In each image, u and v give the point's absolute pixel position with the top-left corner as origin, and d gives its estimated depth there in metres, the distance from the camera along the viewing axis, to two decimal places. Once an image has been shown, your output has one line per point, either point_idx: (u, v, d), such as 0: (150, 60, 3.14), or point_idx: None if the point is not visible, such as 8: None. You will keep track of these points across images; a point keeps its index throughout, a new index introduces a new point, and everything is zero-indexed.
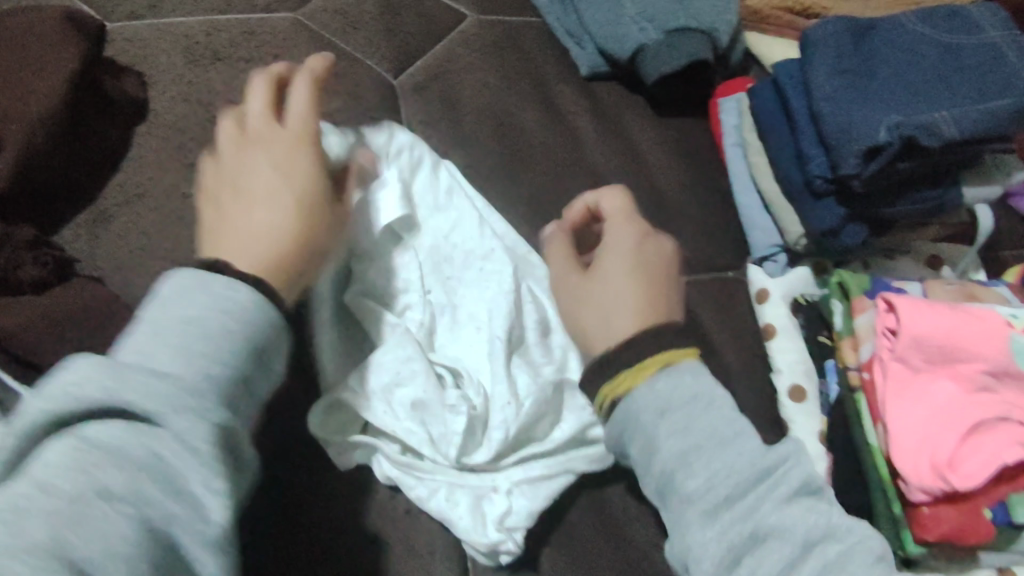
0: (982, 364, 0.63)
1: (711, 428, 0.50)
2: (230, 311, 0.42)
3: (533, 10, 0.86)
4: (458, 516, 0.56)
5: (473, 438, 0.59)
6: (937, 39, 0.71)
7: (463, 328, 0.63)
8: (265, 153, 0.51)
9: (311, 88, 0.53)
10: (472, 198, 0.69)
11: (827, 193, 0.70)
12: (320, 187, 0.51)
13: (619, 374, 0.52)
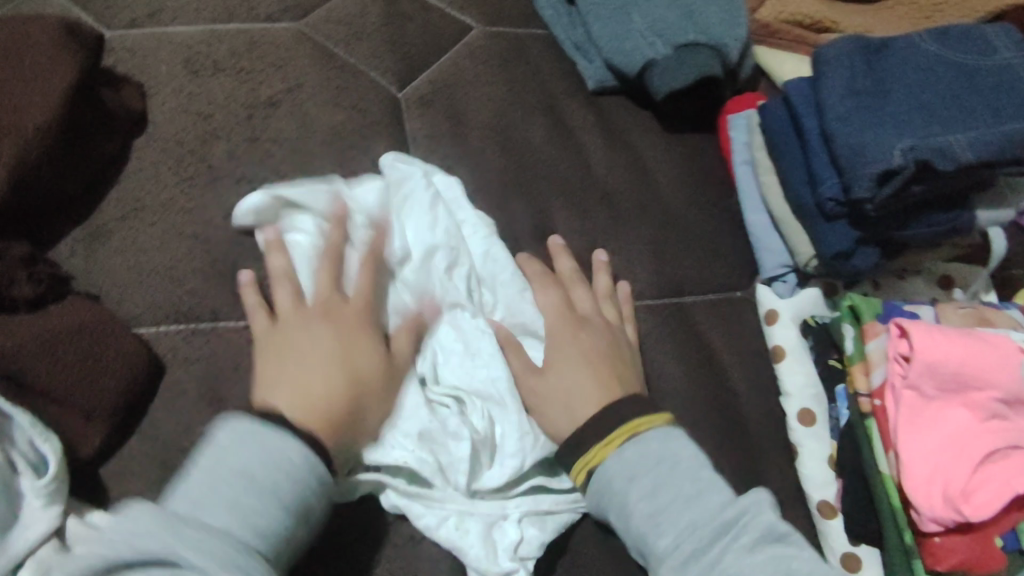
0: (995, 391, 0.62)
1: (676, 491, 0.56)
2: (281, 466, 0.51)
3: (539, 22, 0.87)
4: (469, 545, 0.55)
5: (481, 464, 0.59)
6: (951, 59, 0.70)
7: (467, 351, 0.63)
8: (327, 323, 0.60)
9: (370, 266, 0.63)
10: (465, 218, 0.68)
11: (839, 216, 0.70)
12: (374, 368, 0.59)
13: (592, 448, 0.58)
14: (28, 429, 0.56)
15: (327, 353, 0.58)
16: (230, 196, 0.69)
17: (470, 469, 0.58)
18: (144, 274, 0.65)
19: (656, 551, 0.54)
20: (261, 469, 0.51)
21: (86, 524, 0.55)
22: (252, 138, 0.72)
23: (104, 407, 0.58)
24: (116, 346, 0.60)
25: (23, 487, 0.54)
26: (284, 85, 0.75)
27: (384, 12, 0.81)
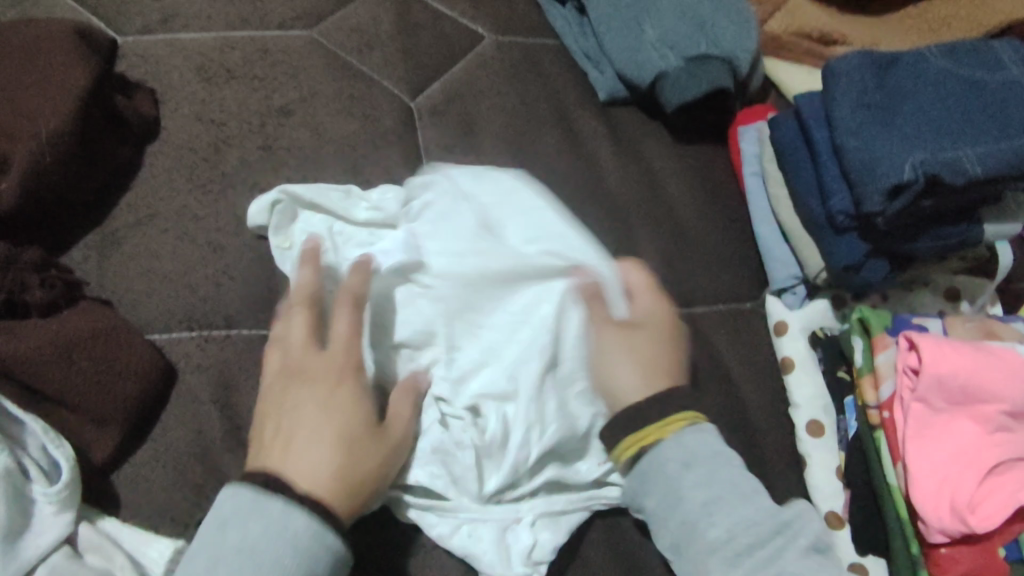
0: (1002, 404, 0.62)
1: (731, 483, 0.57)
2: (284, 542, 0.49)
3: (550, 32, 0.87)
4: (483, 551, 0.57)
5: (489, 466, 0.59)
6: (960, 74, 0.71)
7: (483, 346, 0.62)
8: (308, 384, 0.56)
9: (352, 315, 0.59)
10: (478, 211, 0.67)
11: (849, 229, 0.70)
12: (366, 424, 0.55)
13: (642, 430, 0.58)
14: (39, 435, 0.55)
15: (316, 416, 0.55)
16: (243, 203, 0.69)
17: (480, 477, 0.58)
18: (156, 280, 0.65)
19: (703, 542, 0.55)
20: (262, 544, 0.48)
21: (97, 529, 0.55)
22: (265, 146, 0.72)
23: (118, 413, 0.58)
24: (129, 352, 0.60)
25: (35, 493, 0.54)
26: (297, 93, 0.75)
27: (396, 20, 0.82)
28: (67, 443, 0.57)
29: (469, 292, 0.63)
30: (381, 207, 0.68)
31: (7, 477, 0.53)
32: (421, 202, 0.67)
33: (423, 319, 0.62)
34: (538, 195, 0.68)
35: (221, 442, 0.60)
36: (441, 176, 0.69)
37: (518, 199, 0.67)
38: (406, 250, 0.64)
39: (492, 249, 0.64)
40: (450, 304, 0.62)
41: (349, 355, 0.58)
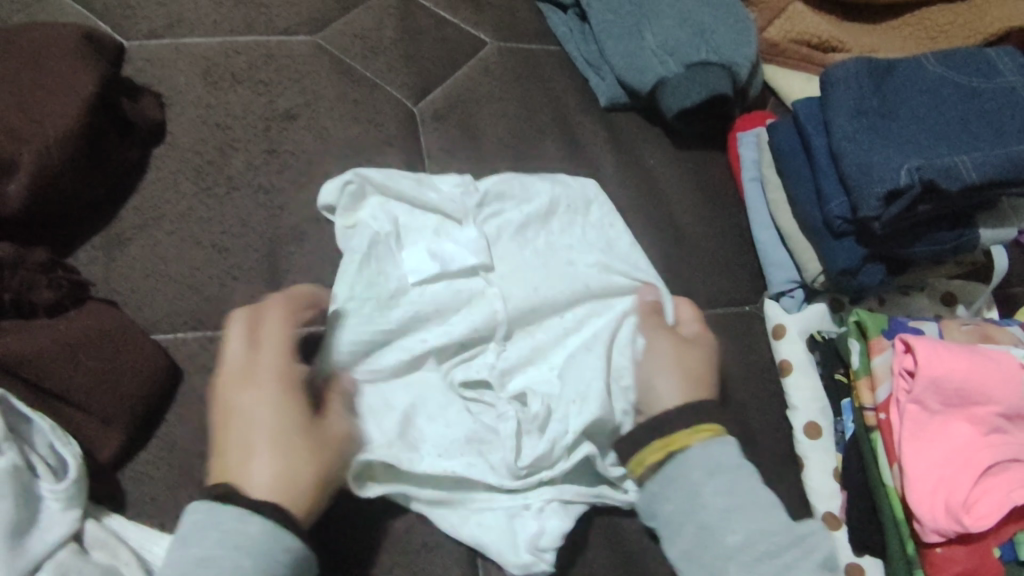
0: (997, 407, 0.63)
1: (751, 495, 0.58)
2: (240, 544, 0.49)
3: (552, 39, 0.88)
4: (492, 538, 0.58)
5: (527, 444, 0.60)
6: (956, 82, 0.72)
7: (532, 346, 0.65)
8: (239, 402, 0.55)
9: (283, 322, 0.58)
10: (538, 229, 0.71)
11: (846, 233, 0.71)
12: (313, 427, 0.55)
13: (673, 435, 0.60)
14: (48, 433, 0.56)
15: (265, 429, 0.53)
16: (248, 206, 0.70)
17: (517, 451, 0.60)
18: (161, 281, 0.66)
19: (721, 547, 0.56)
20: (220, 549, 0.49)
21: (103, 525, 0.56)
22: (270, 150, 0.73)
23: (125, 412, 0.59)
24: (136, 352, 0.61)
25: (42, 490, 0.54)
26: (301, 97, 0.76)
27: (399, 26, 0.83)
28: (74, 441, 0.57)
29: (529, 296, 0.66)
30: (448, 199, 0.69)
31: (16, 475, 0.53)
32: (492, 208, 0.70)
33: (483, 312, 0.65)
34: (605, 214, 0.74)
35: None
36: (513, 177, 0.72)
37: (584, 218, 0.73)
38: (476, 249, 0.67)
39: (560, 265, 0.69)
40: (511, 302, 0.66)
41: (273, 368, 0.55)
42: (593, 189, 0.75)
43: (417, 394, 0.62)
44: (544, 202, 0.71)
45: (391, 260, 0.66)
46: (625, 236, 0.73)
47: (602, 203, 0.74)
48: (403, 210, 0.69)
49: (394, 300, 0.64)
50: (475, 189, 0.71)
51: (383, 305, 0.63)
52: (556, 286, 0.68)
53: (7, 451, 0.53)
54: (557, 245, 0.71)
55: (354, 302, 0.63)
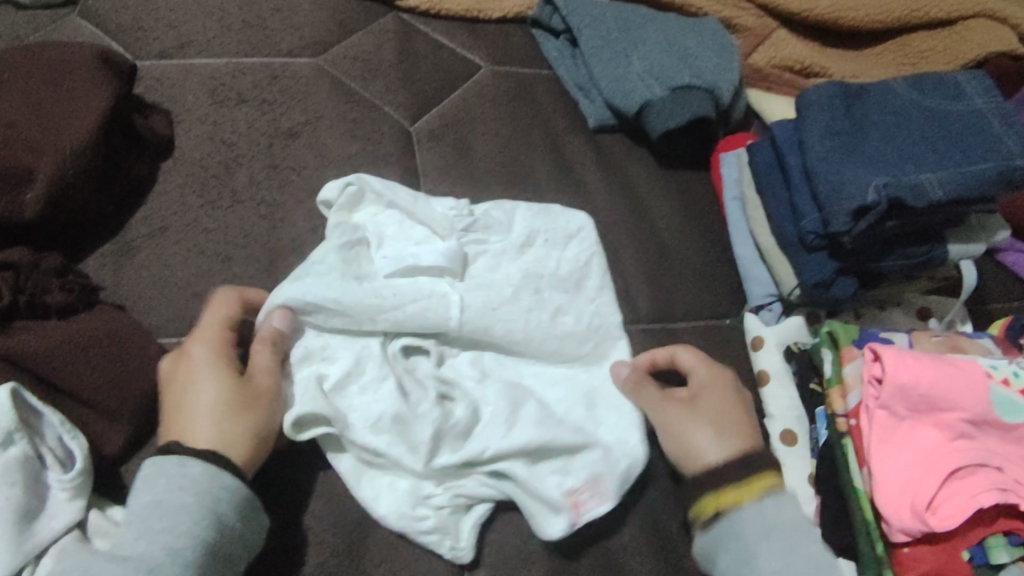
0: (963, 413, 0.66)
1: (808, 555, 0.60)
2: (186, 487, 0.55)
3: (544, 63, 0.93)
4: (388, 499, 0.61)
5: (444, 450, 0.63)
6: (924, 106, 0.76)
7: (478, 352, 0.69)
8: (176, 374, 0.61)
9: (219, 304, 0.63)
10: (532, 256, 0.73)
11: (819, 248, 0.74)
12: (236, 391, 0.60)
13: (721, 490, 0.63)
14: (57, 426, 0.58)
15: (196, 395, 0.59)
16: (250, 218, 0.73)
17: (430, 450, 0.61)
18: (167, 287, 0.69)
19: None
20: (167, 494, 0.54)
21: (104, 516, 0.59)
22: (272, 165, 0.77)
23: (130, 408, 0.63)
24: (143, 354, 0.65)
25: (50, 480, 0.57)
26: (303, 117, 0.80)
27: (397, 50, 0.88)
28: (82, 435, 0.60)
29: (485, 312, 0.68)
30: (436, 218, 0.72)
31: (25, 464, 0.56)
32: (478, 236, 0.73)
33: (437, 310, 0.66)
34: (585, 248, 0.75)
35: None
36: (512, 207, 0.76)
37: (560, 252, 0.74)
38: (445, 253, 0.69)
39: (530, 294, 0.71)
40: (467, 312, 0.67)
41: (204, 346, 0.61)
42: (580, 224, 0.76)
43: (359, 359, 0.65)
44: (523, 235, 0.74)
45: (368, 261, 0.69)
46: (597, 278, 0.74)
47: (585, 246, 0.76)
48: (393, 223, 0.72)
49: (354, 280, 0.67)
50: (467, 213, 0.73)
51: (345, 279, 0.66)
52: (529, 298, 0.70)
53: (19, 441, 0.56)
54: (530, 271, 0.72)
55: (323, 265, 0.66)
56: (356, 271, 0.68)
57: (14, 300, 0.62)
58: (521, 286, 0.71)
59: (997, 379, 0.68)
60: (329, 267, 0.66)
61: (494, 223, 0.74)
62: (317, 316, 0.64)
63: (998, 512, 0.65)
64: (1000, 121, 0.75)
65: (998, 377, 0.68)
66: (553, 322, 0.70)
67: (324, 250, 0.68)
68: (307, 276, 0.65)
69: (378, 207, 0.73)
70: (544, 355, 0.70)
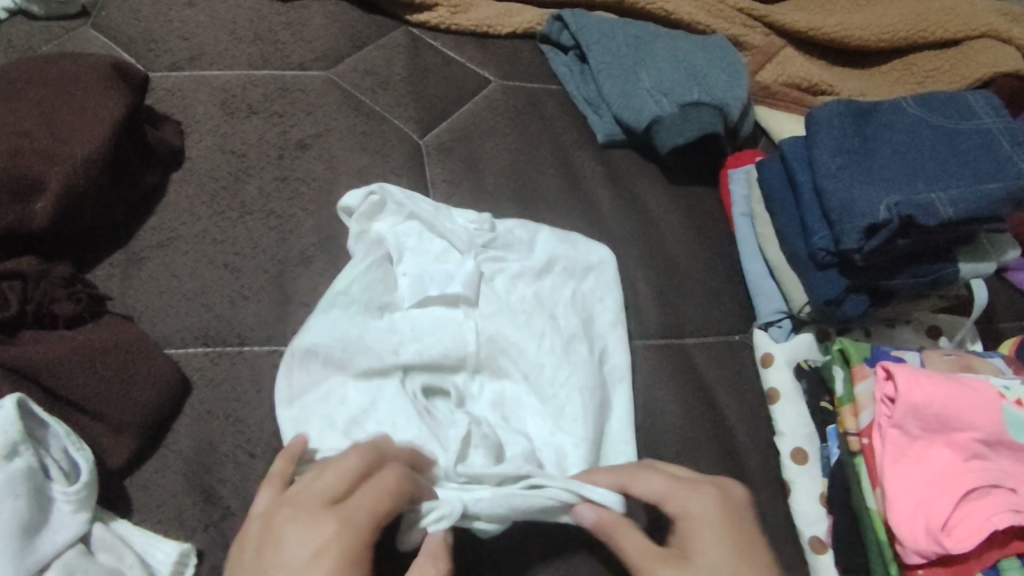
0: (976, 433, 0.65)
1: None
2: None
3: (554, 78, 0.93)
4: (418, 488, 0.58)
5: (475, 454, 0.61)
6: (934, 123, 0.76)
7: (500, 387, 0.67)
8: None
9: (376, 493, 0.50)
10: (540, 280, 0.73)
11: (830, 265, 0.74)
12: None
13: None
14: (62, 438, 0.58)
15: None
16: (259, 229, 0.73)
17: (460, 453, 0.60)
18: (175, 298, 0.69)
19: None
20: None
21: (109, 529, 0.57)
22: (282, 177, 0.76)
23: (137, 420, 0.61)
24: (150, 364, 0.63)
25: (54, 492, 0.56)
26: (313, 129, 0.80)
27: (407, 65, 0.88)
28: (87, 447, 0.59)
29: (498, 340, 0.68)
30: (458, 232, 0.72)
31: (30, 476, 0.55)
32: (496, 253, 0.73)
33: (454, 341, 0.67)
34: (599, 284, 0.74)
35: (229, 453, 0.63)
36: (536, 228, 0.75)
37: (575, 284, 0.74)
38: (465, 282, 0.69)
39: (544, 317, 0.71)
40: (482, 338, 0.68)
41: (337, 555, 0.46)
42: (600, 258, 0.76)
43: (375, 397, 0.63)
44: (543, 258, 0.74)
45: (390, 283, 0.69)
46: (610, 312, 0.73)
47: (607, 283, 0.74)
48: (414, 235, 0.72)
49: (377, 310, 0.67)
50: (488, 229, 0.73)
51: (368, 311, 0.66)
52: (540, 321, 0.70)
53: (24, 453, 0.55)
54: (544, 299, 0.72)
55: (347, 297, 0.66)
56: (378, 299, 0.67)
57: (21, 309, 0.62)
58: (534, 309, 0.71)
59: (1011, 401, 0.67)
60: (351, 298, 0.66)
61: (512, 242, 0.74)
62: (342, 360, 0.64)
63: (1012, 534, 0.64)
64: (1010, 140, 0.75)
65: (1011, 399, 0.68)
66: (563, 352, 0.69)
67: (344, 281, 0.67)
68: (331, 310, 0.65)
69: (399, 218, 0.73)
70: (561, 386, 0.68)
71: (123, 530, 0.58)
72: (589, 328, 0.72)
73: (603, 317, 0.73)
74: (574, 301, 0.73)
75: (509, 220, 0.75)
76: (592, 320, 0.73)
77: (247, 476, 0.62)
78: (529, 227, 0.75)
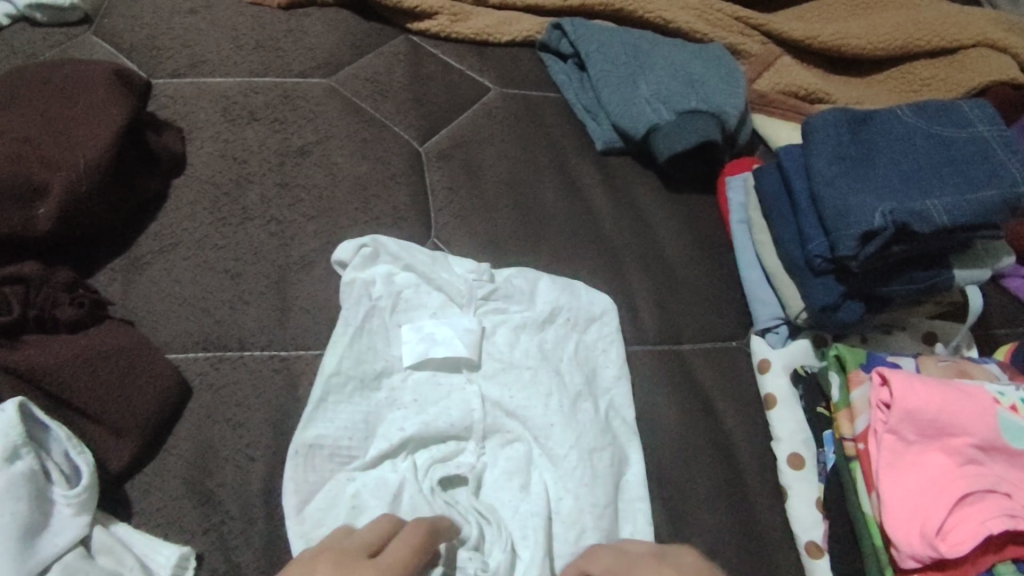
0: (971, 439, 0.66)
1: None
2: None
3: (553, 86, 0.94)
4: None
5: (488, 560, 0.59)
6: (929, 132, 0.77)
7: (512, 460, 0.65)
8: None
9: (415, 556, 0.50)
10: (542, 336, 0.72)
11: (826, 271, 0.74)
12: None
13: None
14: (64, 441, 0.58)
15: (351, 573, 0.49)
16: (260, 235, 0.74)
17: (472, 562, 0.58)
18: (176, 302, 0.69)
19: None
20: None
21: (109, 533, 0.57)
22: (283, 183, 0.77)
23: (137, 425, 0.62)
24: (151, 368, 0.64)
25: (55, 495, 0.56)
26: (314, 136, 0.81)
27: (407, 73, 0.89)
28: (88, 450, 0.60)
29: (503, 402, 0.67)
30: (456, 283, 0.72)
31: (31, 479, 0.55)
32: (497, 305, 0.72)
33: (458, 408, 0.66)
34: (604, 334, 0.74)
35: (228, 457, 0.63)
36: (536, 276, 0.75)
37: (578, 336, 0.73)
38: (466, 343, 0.69)
39: (550, 375, 0.69)
40: (486, 403, 0.67)
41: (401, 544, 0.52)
42: (602, 307, 0.75)
43: (384, 492, 0.61)
44: (545, 309, 0.73)
45: (386, 342, 0.69)
46: (612, 365, 0.72)
47: (610, 334, 0.74)
48: (412, 292, 0.71)
49: (374, 383, 0.66)
50: (488, 278, 0.73)
51: (365, 386, 0.66)
52: (545, 383, 0.69)
53: (24, 456, 0.56)
54: (547, 353, 0.71)
55: (340, 376, 0.65)
56: (375, 369, 0.67)
57: (23, 313, 0.63)
58: (539, 367, 0.70)
59: (1005, 406, 0.68)
60: (345, 377, 0.65)
61: (509, 295, 0.73)
62: (347, 449, 0.63)
63: (1006, 539, 0.64)
64: (1004, 148, 0.76)
65: (1006, 404, 0.68)
66: (572, 410, 0.68)
67: (334, 358, 0.66)
68: (327, 399, 0.64)
69: (392, 270, 0.72)
70: (572, 450, 0.66)
71: (116, 533, 0.58)
72: (595, 386, 0.71)
73: (608, 369, 0.72)
74: (577, 357, 0.72)
75: (508, 269, 0.75)
76: (598, 373, 0.72)
77: (247, 479, 0.63)
78: (528, 274, 0.74)
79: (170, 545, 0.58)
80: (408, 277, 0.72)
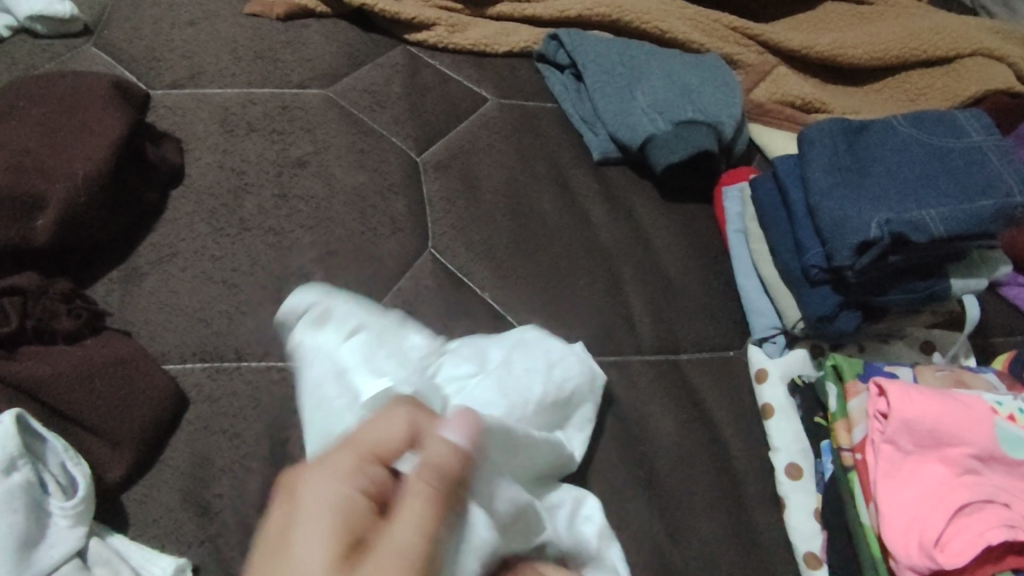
0: (969, 448, 0.66)
1: None
2: None
3: (551, 97, 0.94)
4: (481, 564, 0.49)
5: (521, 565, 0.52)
6: (924, 141, 0.77)
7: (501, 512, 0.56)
8: (308, 485, 0.45)
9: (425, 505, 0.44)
10: (506, 384, 0.64)
11: (823, 282, 0.75)
12: (332, 538, 0.42)
13: None
14: (61, 452, 0.58)
15: (335, 508, 0.44)
16: (258, 246, 0.74)
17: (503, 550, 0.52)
18: (173, 313, 0.69)
19: None
20: None
21: (105, 544, 0.57)
22: (281, 195, 0.77)
23: (134, 435, 0.62)
24: (148, 379, 0.64)
25: (51, 506, 0.56)
26: (312, 147, 0.81)
27: (405, 83, 0.89)
28: (85, 461, 0.60)
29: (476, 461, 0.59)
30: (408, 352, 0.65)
31: (27, 490, 0.55)
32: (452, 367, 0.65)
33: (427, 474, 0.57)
34: (569, 377, 0.66)
35: (225, 469, 0.63)
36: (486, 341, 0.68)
37: (544, 380, 0.65)
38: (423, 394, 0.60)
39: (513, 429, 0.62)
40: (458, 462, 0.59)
41: (391, 447, 0.48)
42: (562, 353, 0.68)
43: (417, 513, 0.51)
44: (501, 362, 0.66)
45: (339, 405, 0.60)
46: (580, 411, 0.67)
47: (586, 388, 0.68)
48: (363, 354, 0.63)
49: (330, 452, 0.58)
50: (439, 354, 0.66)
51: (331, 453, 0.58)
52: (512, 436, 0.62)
53: (21, 467, 0.55)
54: (512, 402, 0.63)
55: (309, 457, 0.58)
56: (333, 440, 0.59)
57: (21, 324, 0.63)
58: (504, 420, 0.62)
59: (1002, 416, 0.68)
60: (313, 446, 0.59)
61: (466, 353, 0.66)
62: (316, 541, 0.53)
63: (1005, 550, 0.64)
64: (999, 158, 0.76)
65: (1003, 414, 0.68)
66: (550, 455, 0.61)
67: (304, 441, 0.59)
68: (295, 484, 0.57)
69: (336, 344, 0.63)
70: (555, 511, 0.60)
71: (113, 543, 0.58)
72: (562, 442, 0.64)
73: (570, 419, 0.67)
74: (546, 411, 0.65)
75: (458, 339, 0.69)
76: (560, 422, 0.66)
77: (242, 490, 0.62)
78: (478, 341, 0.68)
79: (167, 557, 0.58)
80: (352, 337, 0.64)
